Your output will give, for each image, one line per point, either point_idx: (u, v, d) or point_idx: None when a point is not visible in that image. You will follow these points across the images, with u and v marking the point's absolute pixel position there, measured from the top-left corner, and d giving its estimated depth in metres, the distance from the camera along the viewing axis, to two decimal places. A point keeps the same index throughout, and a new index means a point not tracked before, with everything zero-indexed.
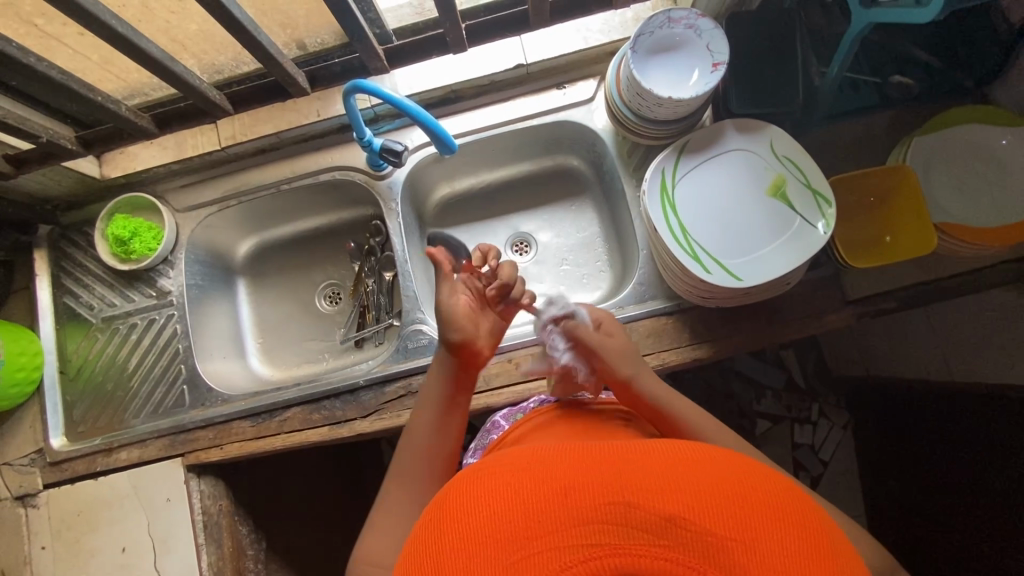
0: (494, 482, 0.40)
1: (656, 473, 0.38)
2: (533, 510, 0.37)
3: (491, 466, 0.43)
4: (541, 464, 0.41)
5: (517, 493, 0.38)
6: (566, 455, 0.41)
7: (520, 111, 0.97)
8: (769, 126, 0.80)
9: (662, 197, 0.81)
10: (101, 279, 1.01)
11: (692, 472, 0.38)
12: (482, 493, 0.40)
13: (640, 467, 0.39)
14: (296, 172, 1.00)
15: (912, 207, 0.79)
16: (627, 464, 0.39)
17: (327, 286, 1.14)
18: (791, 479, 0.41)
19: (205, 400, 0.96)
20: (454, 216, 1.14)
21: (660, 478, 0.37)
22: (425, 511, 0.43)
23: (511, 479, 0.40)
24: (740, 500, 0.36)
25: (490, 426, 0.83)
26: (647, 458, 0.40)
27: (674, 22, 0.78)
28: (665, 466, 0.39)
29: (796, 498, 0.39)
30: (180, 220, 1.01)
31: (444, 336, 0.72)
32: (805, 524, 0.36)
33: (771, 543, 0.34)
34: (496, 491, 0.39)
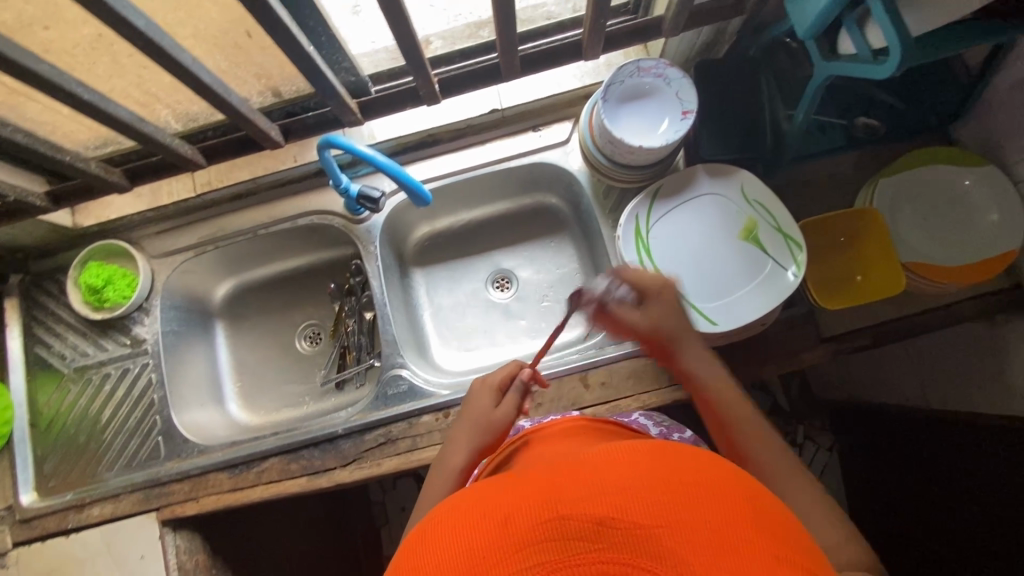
0: (440, 525, 0.40)
1: (589, 478, 0.40)
2: (482, 543, 0.37)
3: (436, 513, 0.43)
4: (486, 495, 0.42)
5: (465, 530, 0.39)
6: (506, 486, 0.42)
7: (497, 153, 0.98)
8: (739, 171, 0.82)
9: (636, 242, 0.81)
10: (72, 328, 0.99)
11: (625, 467, 0.40)
12: (427, 537, 0.40)
13: (578, 475, 0.40)
14: (273, 217, 1.00)
15: (880, 247, 0.81)
16: (562, 476, 0.41)
17: (307, 327, 1.13)
18: (710, 452, 0.44)
19: (180, 451, 0.94)
20: (434, 254, 1.14)
21: (591, 484, 0.39)
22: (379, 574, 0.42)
23: (459, 517, 0.40)
24: (671, 486, 0.39)
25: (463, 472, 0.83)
26: (586, 465, 0.42)
27: (643, 71, 0.80)
28: (595, 469, 0.41)
29: (724, 469, 0.42)
30: (156, 266, 1.00)
31: (467, 443, 0.71)
32: (727, 490, 0.39)
33: (698, 520, 0.36)
34: (442, 533, 0.39)
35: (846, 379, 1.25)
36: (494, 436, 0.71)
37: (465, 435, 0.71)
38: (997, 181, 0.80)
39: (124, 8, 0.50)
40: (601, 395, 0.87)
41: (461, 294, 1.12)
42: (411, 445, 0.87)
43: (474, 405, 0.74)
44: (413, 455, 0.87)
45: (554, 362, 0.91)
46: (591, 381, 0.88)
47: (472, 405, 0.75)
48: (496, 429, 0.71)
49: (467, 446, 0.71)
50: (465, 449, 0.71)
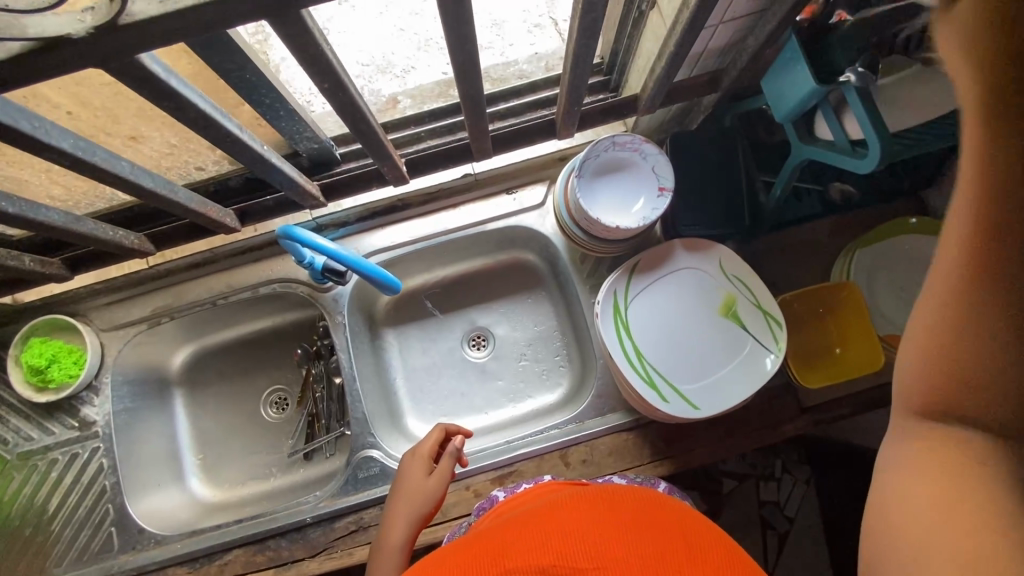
0: None
1: (532, 541, 0.48)
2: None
3: None
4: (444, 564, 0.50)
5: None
6: (465, 555, 0.50)
7: (470, 217, 0.95)
8: (717, 246, 0.81)
9: (615, 320, 0.79)
10: (14, 410, 0.92)
11: (557, 524, 0.50)
12: None
13: (521, 536, 0.50)
14: (233, 286, 0.94)
15: (859, 322, 0.80)
16: (510, 539, 0.50)
17: (273, 393, 1.08)
18: (627, 502, 0.55)
19: (135, 543, 0.88)
20: (407, 312, 1.10)
21: (534, 544, 0.48)
22: None
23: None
24: (597, 535, 0.48)
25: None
26: (524, 526, 0.52)
27: (619, 145, 0.78)
28: (535, 528, 0.50)
29: (636, 517, 0.52)
30: (105, 340, 0.94)
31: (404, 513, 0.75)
32: (640, 530, 0.50)
33: (618, 558, 0.46)
34: None
35: None
36: (429, 502, 0.76)
37: (402, 507, 0.75)
38: None
39: (47, 132, 0.45)
40: (582, 473, 0.85)
41: (436, 354, 1.09)
42: None
43: (409, 474, 0.78)
44: None
45: (533, 436, 0.89)
46: (571, 458, 0.86)
47: (407, 473, 0.78)
48: (433, 495, 0.76)
49: (409, 514, 0.75)
50: (404, 521, 0.74)
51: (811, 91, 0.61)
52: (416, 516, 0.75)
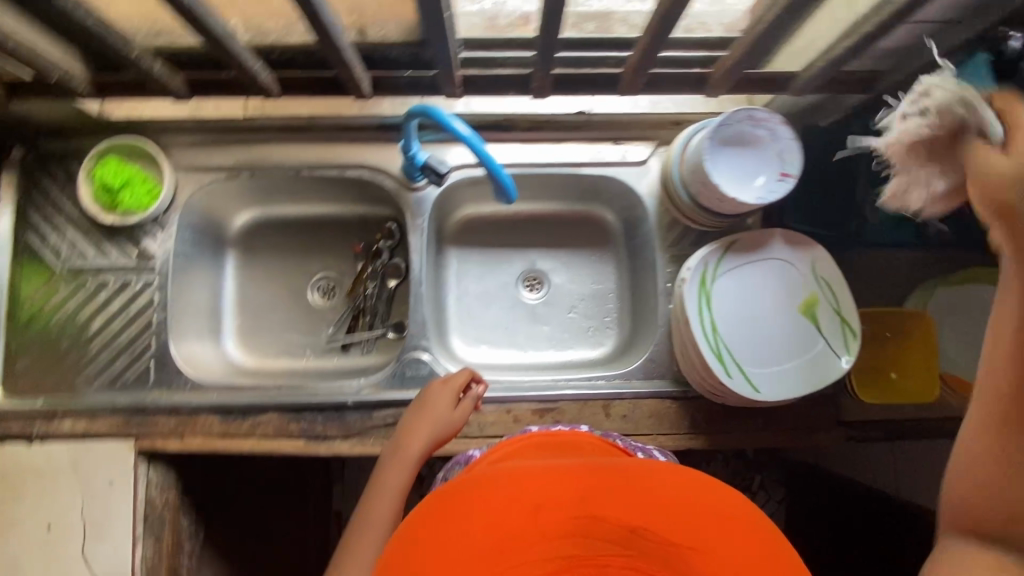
0: (476, 503, 0.48)
1: (614, 490, 0.47)
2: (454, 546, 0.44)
3: (471, 488, 0.50)
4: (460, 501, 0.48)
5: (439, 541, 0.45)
6: (533, 479, 0.50)
7: (573, 156, 0.93)
8: (815, 246, 0.81)
9: (700, 290, 0.80)
10: (74, 223, 0.90)
11: (634, 486, 0.47)
12: (467, 509, 0.48)
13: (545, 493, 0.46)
14: (320, 160, 0.92)
15: (922, 352, 0.83)
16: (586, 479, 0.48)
17: (322, 279, 1.07)
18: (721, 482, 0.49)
19: (171, 382, 0.88)
20: (472, 236, 1.09)
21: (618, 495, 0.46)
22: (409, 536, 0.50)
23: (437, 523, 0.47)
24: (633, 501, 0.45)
25: (462, 459, 0.81)
26: (554, 476, 0.48)
27: (755, 121, 0.77)
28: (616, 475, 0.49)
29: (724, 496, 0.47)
30: (180, 179, 0.92)
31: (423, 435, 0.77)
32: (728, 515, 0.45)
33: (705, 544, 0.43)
34: (481, 509, 0.47)
35: None
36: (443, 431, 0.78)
37: (423, 429, 0.77)
38: None
39: None
40: (620, 427, 0.87)
41: (491, 285, 1.09)
42: None
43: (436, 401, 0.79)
44: None
45: (579, 382, 0.90)
46: (612, 411, 0.88)
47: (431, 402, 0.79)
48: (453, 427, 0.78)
49: (425, 436, 0.77)
50: (422, 442, 0.77)
51: None
52: (434, 440, 0.77)
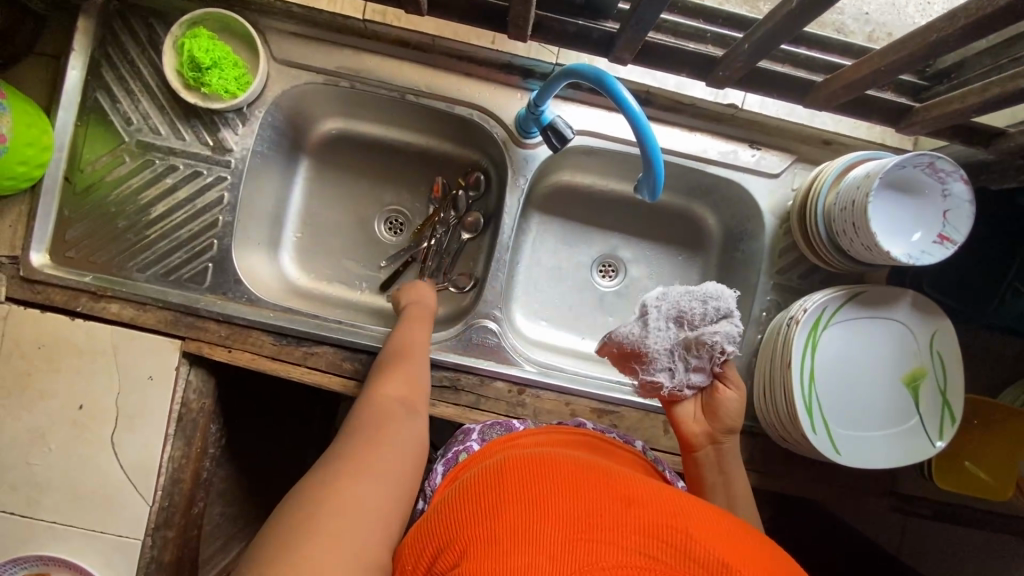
0: (550, 486, 0.49)
1: (692, 521, 0.48)
2: (516, 500, 0.47)
3: (539, 475, 0.51)
4: (514, 471, 0.52)
5: (493, 497, 0.49)
6: (608, 486, 0.51)
7: (702, 150, 0.85)
8: (941, 317, 0.75)
9: (809, 334, 0.74)
10: (150, 92, 0.82)
11: (708, 526, 0.48)
12: (540, 490, 0.48)
13: (598, 481, 0.51)
14: (430, 89, 0.83)
15: (1003, 450, 0.79)
16: (663, 505, 0.49)
17: (392, 212, 1.00)
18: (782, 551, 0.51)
19: (227, 290, 0.83)
20: (559, 204, 1.01)
21: (696, 526, 0.47)
22: (467, 500, 0.50)
23: (496, 485, 0.51)
24: (677, 506, 0.50)
25: (502, 424, 0.77)
26: (621, 489, 0.50)
27: (932, 170, 0.69)
28: (690, 513, 0.49)
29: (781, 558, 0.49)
30: (273, 72, 0.82)
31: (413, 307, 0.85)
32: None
33: None
34: (555, 495, 0.48)
35: None
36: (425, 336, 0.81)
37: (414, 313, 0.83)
38: None
39: None
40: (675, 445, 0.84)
41: (565, 261, 1.02)
42: (474, 402, 0.82)
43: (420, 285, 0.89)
44: (471, 413, 0.82)
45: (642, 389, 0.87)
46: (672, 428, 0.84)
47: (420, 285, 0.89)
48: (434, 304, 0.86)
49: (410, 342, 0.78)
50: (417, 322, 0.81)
51: None
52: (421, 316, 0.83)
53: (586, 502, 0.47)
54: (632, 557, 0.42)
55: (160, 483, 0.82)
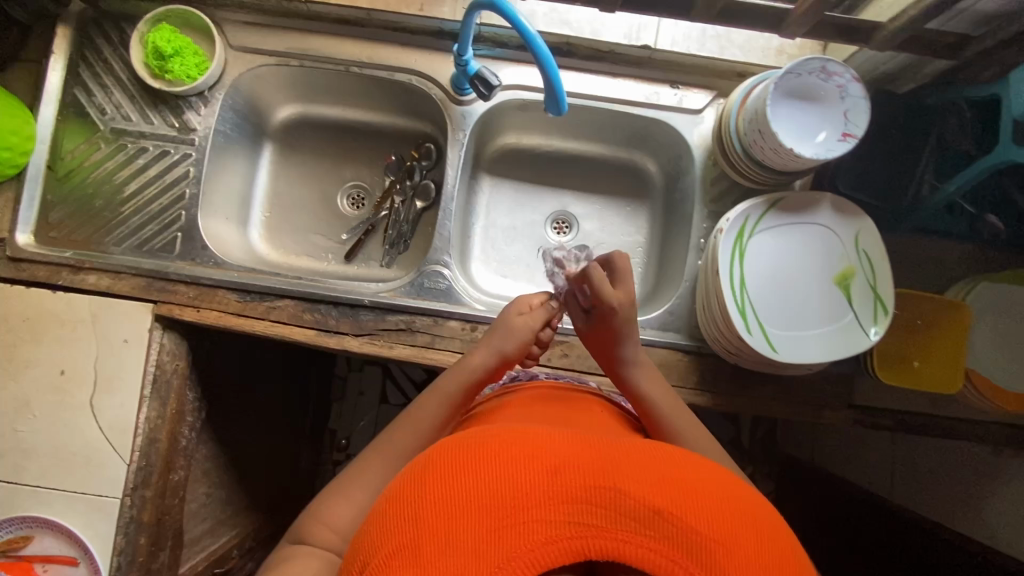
0: (478, 469, 0.42)
1: (635, 467, 0.43)
2: (432, 497, 0.41)
3: (467, 455, 0.44)
4: (431, 457, 0.46)
5: (415, 498, 0.42)
6: (544, 445, 0.44)
7: (626, 93, 0.90)
8: (864, 216, 0.78)
9: (735, 242, 0.78)
10: (122, 85, 0.91)
11: (657, 470, 0.43)
12: (468, 476, 0.42)
13: (519, 440, 0.45)
14: (371, 60, 0.91)
15: (950, 344, 0.80)
16: (605, 455, 0.44)
17: (353, 187, 1.07)
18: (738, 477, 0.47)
19: (196, 256, 0.90)
20: (509, 167, 1.07)
21: (640, 472, 0.42)
22: (391, 503, 0.43)
23: (412, 480, 0.44)
24: (608, 452, 0.44)
25: None
26: (560, 444, 0.44)
27: (826, 74, 0.73)
28: (635, 459, 0.44)
29: (738, 489, 0.45)
30: (230, 58, 0.91)
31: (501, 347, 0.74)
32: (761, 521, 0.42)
33: (739, 543, 0.39)
34: (482, 478, 0.41)
35: (818, 443, 1.29)
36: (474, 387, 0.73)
37: (495, 342, 0.74)
38: None
39: None
40: None
41: (519, 221, 1.06)
42: (429, 342, 0.86)
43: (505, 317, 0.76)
44: (426, 352, 0.85)
45: None
46: None
47: (507, 327, 0.75)
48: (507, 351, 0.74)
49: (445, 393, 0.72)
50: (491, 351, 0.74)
51: None
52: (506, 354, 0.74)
53: (507, 473, 0.41)
54: (562, 532, 0.38)
55: (137, 442, 0.86)
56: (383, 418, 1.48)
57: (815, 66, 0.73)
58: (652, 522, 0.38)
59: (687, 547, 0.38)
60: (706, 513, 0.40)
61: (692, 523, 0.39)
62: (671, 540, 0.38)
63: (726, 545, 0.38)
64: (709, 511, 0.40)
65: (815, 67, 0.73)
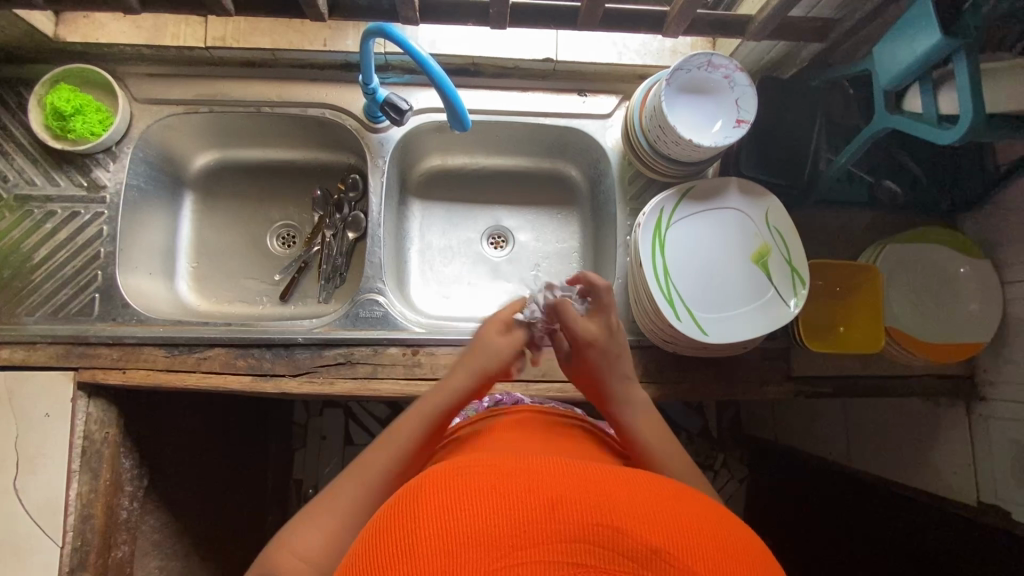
0: (469, 504, 0.37)
1: (629, 499, 0.39)
2: (420, 538, 0.35)
3: (456, 487, 0.39)
4: (418, 484, 0.41)
5: (398, 535, 0.36)
6: (537, 477, 0.40)
7: (536, 105, 0.94)
8: (769, 196, 0.82)
9: (655, 234, 0.81)
10: (23, 150, 0.88)
11: (652, 503, 0.39)
12: (461, 512, 0.37)
13: (517, 470, 0.41)
14: (282, 98, 0.92)
15: (867, 306, 0.84)
16: (599, 485, 0.40)
17: (282, 227, 1.05)
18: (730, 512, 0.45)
19: (117, 315, 0.86)
20: (440, 188, 1.08)
21: (635, 504, 0.39)
22: (372, 538, 0.38)
23: (396, 509, 0.39)
24: (603, 482, 0.40)
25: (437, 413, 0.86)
26: (553, 474, 0.40)
27: (713, 67, 0.77)
28: (630, 491, 0.40)
29: (729, 520, 0.42)
30: (136, 111, 0.90)
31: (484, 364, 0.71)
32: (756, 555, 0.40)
33: None
34: (475, 514, 0.36)
35: (778, 420, 1.32)
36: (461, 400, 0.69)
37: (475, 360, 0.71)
38: (988, 277, 0.85)
39: None
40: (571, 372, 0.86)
41: (454, 240, 1.07)
42: (371, 372, 0.84)
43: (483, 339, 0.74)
44: (369, 383, 0.84)
45: None
46: None
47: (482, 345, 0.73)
48: (490, 370, 0.71)
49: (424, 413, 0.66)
50: (470, 372, 0.70)
51: (925, 51, 0.63)
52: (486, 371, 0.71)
53: (500, 507, 0.37)
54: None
55: (70, 522, 0.81)
56: (350, 460, 1.42)
57: (705, 60, 0.77)
58: (651, 562, 0.35)
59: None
60: (707, 548, 0.37)
61: (693, 562, 0.35)
62: None
63: None
64: (709, 546, 0.37)
65: (705, 62, 0.77)
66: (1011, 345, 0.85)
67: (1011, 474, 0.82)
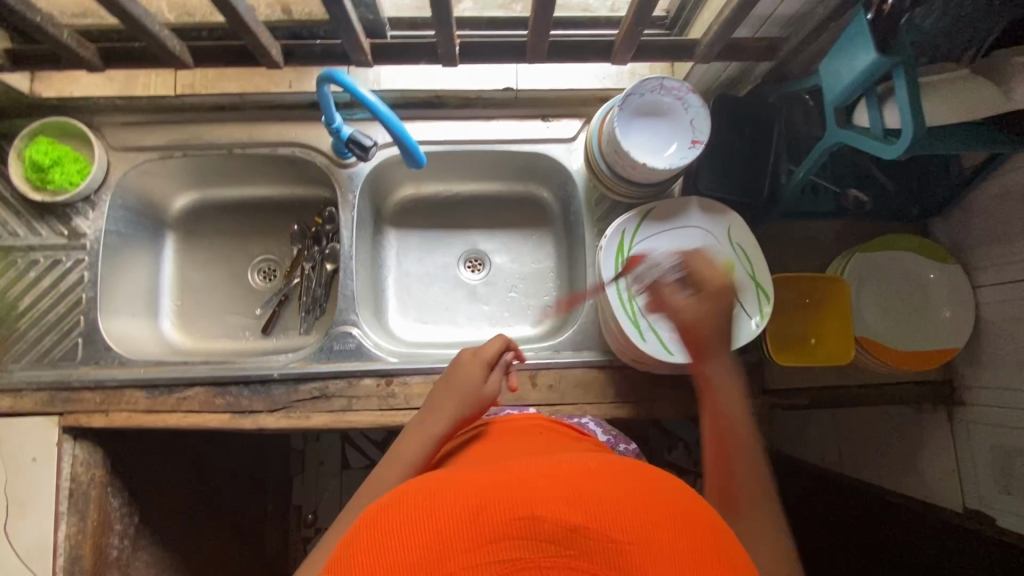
0: (396, 534, 0.38)
1: (547, 484, 0.40)
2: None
3: (384, 520, 0.40)
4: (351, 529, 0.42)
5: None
6: (461, 487, 0.41)
7: (501, 133, 0.96)
8: (731, 214, 0.82)
9: (618, 257, 0.82)
10: (5, 203, 0.92)
11: (572, 479, 0.41)
12: (389, 541, 0.38)
13: (441, 487, 0.42)
14: (253, 138, 0.95)
15: (837, 317, 0.84)
16: (519, 478, 0.41)
17: (263, 261, 1.07)
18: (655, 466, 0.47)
19: (99, 359, 0.89)
20: (415, 216, 1.10)
21: (552, 488, 0.40)
22: None
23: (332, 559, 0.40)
24: (523, 475, 0.42)
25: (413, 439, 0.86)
26: (478, 481, 0.42)
27: (665, 90, 0.78)
28: (551, 475, 0.42)
29: (653, 476, 0.44)
30: (112, 159, 0.93)
31: (464, 404, 0.69)
32: (678, 503, 0.42)
33: (659, 537, 0.38)
34: (403, 542, 0.38)
35: None
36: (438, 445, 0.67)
37: (453, 401, 0.69)
38: (958, 282, 0.85)
39: None
40: (545, 395, 0.87)
41: (431, 266, 1.08)
42: (347, 404, 0.86)
43: (461, 377, 0.71)
44: (345, 415, 0.85)
45: None
46: (539, 381, 0.88)
47: (459, 384, 0.71)
48: (467, 413, 0.69)
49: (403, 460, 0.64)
50: (449, 414, 0.68)
51: (863, 66, 0.64)
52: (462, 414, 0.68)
53: (425, 528, 0.38)
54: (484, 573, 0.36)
55: (58, 564, 0.82)
56: (346, 484, 1.44)
57: (655, 84, 0.78)
58: (571, 540, 0.36)
59: (606, 558, 0.36)
60: (625, 514, 0.39)
61: (611, 531, 0.37)
62: (592, 555, 0.36)
63: (647, 547, 0.37)
64: (629, 511, 0.39)
65: (656, 85, 0.78)
66: (985, 349, 0.84)
67: (993, 479, 0.82)
